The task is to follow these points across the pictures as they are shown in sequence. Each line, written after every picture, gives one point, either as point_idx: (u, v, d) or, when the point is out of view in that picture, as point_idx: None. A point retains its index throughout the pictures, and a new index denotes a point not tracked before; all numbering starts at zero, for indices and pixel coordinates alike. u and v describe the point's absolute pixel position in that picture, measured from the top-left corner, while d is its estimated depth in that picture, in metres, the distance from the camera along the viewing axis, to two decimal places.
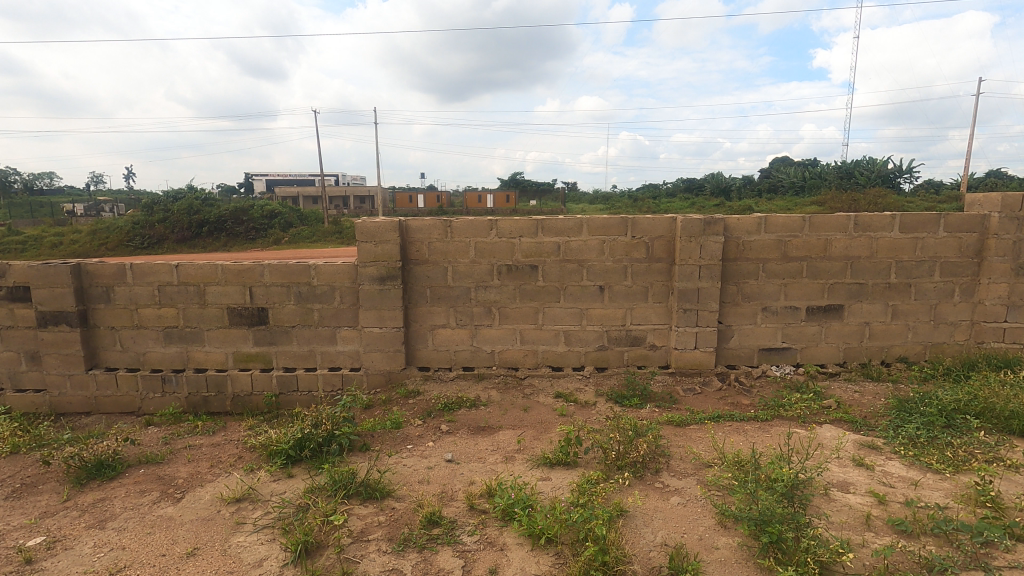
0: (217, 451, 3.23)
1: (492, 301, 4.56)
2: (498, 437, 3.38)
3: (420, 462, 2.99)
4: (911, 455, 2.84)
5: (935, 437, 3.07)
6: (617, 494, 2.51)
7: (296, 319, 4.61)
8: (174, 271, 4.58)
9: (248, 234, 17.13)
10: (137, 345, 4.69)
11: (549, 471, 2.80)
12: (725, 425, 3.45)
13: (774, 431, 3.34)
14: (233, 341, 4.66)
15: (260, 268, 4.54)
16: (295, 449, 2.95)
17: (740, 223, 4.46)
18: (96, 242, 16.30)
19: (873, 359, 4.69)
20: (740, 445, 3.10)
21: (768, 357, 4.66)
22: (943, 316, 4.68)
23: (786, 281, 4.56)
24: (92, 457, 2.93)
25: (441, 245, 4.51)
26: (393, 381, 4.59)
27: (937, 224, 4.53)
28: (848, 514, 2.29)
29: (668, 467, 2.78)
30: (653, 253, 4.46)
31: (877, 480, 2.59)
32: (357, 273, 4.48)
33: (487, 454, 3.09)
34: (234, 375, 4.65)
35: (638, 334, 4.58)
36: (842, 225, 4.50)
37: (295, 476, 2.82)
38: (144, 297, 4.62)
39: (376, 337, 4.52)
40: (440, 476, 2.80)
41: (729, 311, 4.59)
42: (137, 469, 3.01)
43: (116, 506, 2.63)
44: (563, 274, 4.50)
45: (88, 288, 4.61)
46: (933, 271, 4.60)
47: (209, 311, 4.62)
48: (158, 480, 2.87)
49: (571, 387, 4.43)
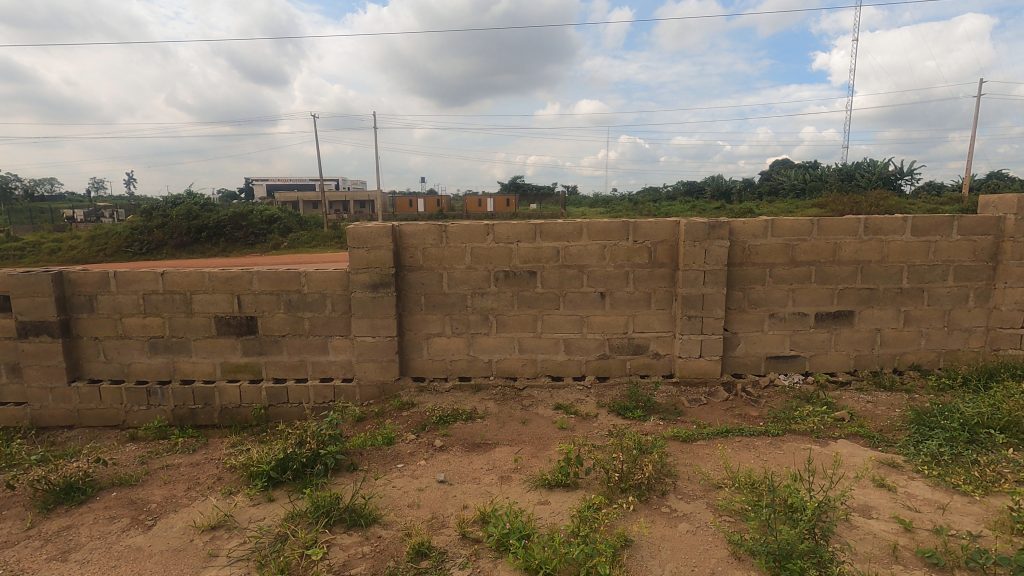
0: (195, 471, 3.03)
1: (490, 308, 4.38)
2: (494, 454, 3.20)
3: (410, 483, 2.80)
4: (935, 475, 2.64)
5: (960, 454, 2.88)
6: (621, 521, 2.32)
7: (286, 328, 4.45)
8: (160, 279, 4.40)
9: (247, 240, 17.05)
10: (122, 356, 4.53)
11: (548, 493, 2.61)
12: (734, 440, 3.26)
13: (786, 446, 3.14)
14: (221, 351, 4.50)
15: (248, 275, 4.38)
16: (277, 470, 2.77)
17: (746, 226, 4.28)
18: (92, 248, 16.10)
19: (885, 367, 4.53)
20: (751, 461, 2.91)
21: (775, 365, 4.50)
22: (957, 322, 4.51)
23: (794, 287, 4.39)
24: (60, 480, 2.74)
25: (437, 251, 4.33)
26: (387, 393, 4.42)
27: (950, 226, 4.37)
28: (873, 543, 2.10)
29: (676, 488, 2.60)
30: (656, 258, 4.29)
31: (901, 504, 2.39)
32: (349, 280, 4.31)
33: (482, 474, 2.91)
34: (222, 387, 4.49)
35: (640, 342, 4.40)
36: (852, 229, 4.33)
37: (276, 500, 2.62)
38: (129, 307, 4.46)
39: (369, 346, 4.35)
40: (430, 500, 2.62)
41: (736, 318, 4.42)
42: (109, 492, 2.82)
43: (82, 535, 2.44)
44: (563, 280, 4.33)
45: (70, 297, 4.45)
46: (947, 275, 4.43)
47: (196, 320, 4.46)
48: (130, 504, 2.68)
49: (571, 398, 4.25)
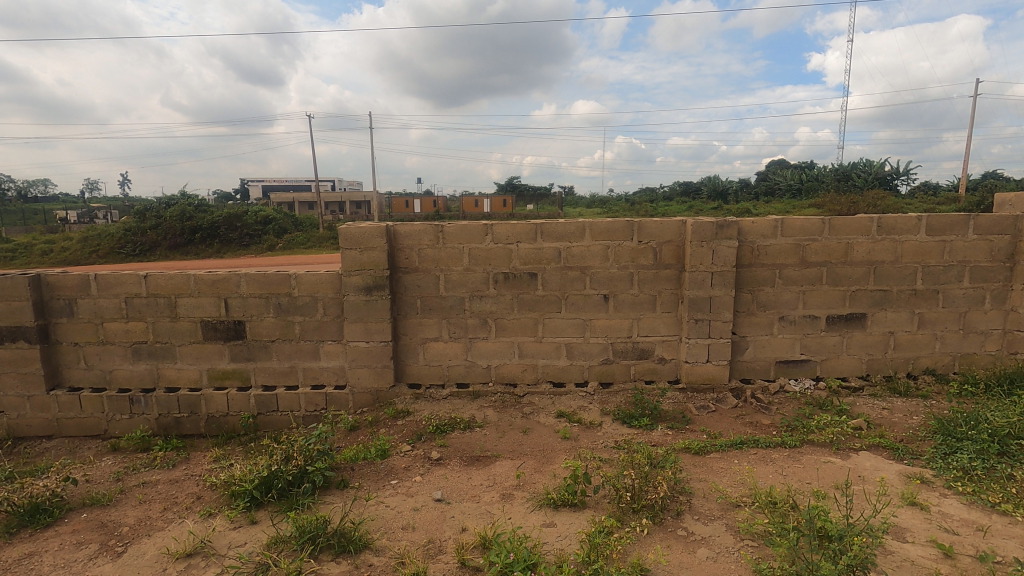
0: (174, 489, 2.82)
1: (489, 311, 4.19)
2: (494, 469, 3.00)
3: (404, 502, 2.60)
4: (970, 493, 2.46)
5: (992, 469, 2.70)
6: (635, 548, 2.13)
7: (275, 333, 4.24)
8: (143, 282, 4.19)
9: (242, 241, 16.82)
10: (104, 363, 4.32)
11: (553, 514, 2.41)
12: (749, 452, 3.07)
13: (805, 458, 2.95)
14: (208, 357, 4.29)
15: (236, 278, 4.17)
16: (260, 490, 2.56)
17: (755, 226, 4.10)
18: (85, 249, 15.86)
19: (898, 371, 4.35)
20: (769, 476, 2.72)
21: (785, 370, 4.32)
22: (973, 325, 4.34)
23: (805, 289, 4.21)
24: (24, 501, 2.53)
25: (433, 252, 4.14)
26: (381, 400, 4.22)
27: (966, 226, 4.20)
28: (913, 572, 1.92)
29: (691, 507, 2.41)
30: (661, 259, 4.10)
31: (937, 526, 2.21)
32: (341, 282, 4.11)
33: (482, 491, 2.71)
34: (208, 395, 4.28)
35: (646, 346, 4.22)
36: (865, 228, 4.15)
37: (259, 523, 2.42)
38: (110, 311, 4.24)
39: (362, 352, 4.15)
40: (427, 522, 2.42)
41: (744, 321, 4.24)
42: (79, 514, 2.61)
43: (44, 564, 2.23)
44: (564, 282, 4.14)
45: (48, 301, 4.23)
46: (962, 276, 4.26)
47: (181, 325, 4.25)
48: (100, 528, 2.47)
49: (574, 405, 4.06)
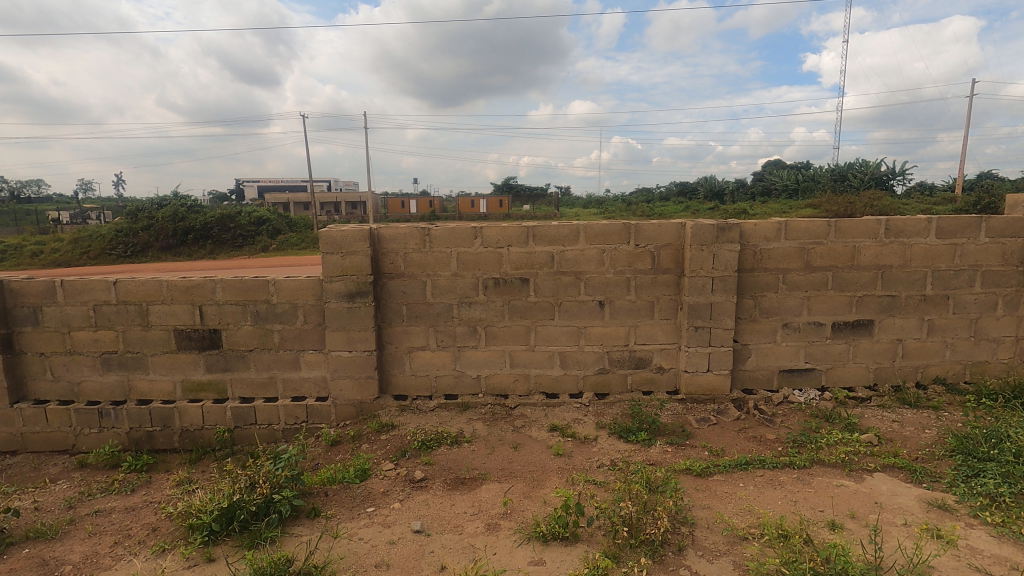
0: (129, 520, 2.58)
1: (478, 319, 3.96)
2: (481, 493, 2.77)
3: (379, 534, 2.37)
4: (999, 523, 2.25)
5: (1019, 495, 2.49)
6: None
7: (253, 342, 4.00)
8: (112, 288, 3.94)
9: (234, 242, 16.56)
10: (71, 374, 4.07)
11: (543, 550, 2.18)
12: (756, 473, 2.84)
13: (816, 481, 2.74)
14: (182, 368, 4.05)
15: (211, 284, 3.92)
16: (220, 523, 2.32)
17: (757, 229, 3.88)
18: (75, 249, 15.56)
19: (907, 380, 4.14)
20: (779, 503, 2.50)
21: (790, 379, 4.10)
22: (984, 332, 4.13)
23: (810, 294, 3.99)
24: None
25: (419, 256, 3.91)
26: (365, 413, 3.98)
27: (978, 228, 3.99)
28: None
29: (694, 542, 2.19)
30: (659, 263, 3.88)
31: (967, 564, 1.99)
32: (322, 289, 3.87)
33: (465, 520, 2.48)
34: (182, 407, 4.03)
35: (643, 355, 3.99)
36: (872, 231, 3.94)
37: (216, 561, 2.18)
38: (78, 319, 3.99)
39: (345, 362, 3.91)
40: (403, 559, 2.19)
41: (747, 328, 4.02)
42: (20, 549, 2.37)
43: None
44: (558, 288, 3.91)
45: (12, 309, 3.97)
46: (974, 281, 4.05)
47: (153, 334, 4.00)
48: (41, 567, 2.23)
49: (567, 418, 3.83)
